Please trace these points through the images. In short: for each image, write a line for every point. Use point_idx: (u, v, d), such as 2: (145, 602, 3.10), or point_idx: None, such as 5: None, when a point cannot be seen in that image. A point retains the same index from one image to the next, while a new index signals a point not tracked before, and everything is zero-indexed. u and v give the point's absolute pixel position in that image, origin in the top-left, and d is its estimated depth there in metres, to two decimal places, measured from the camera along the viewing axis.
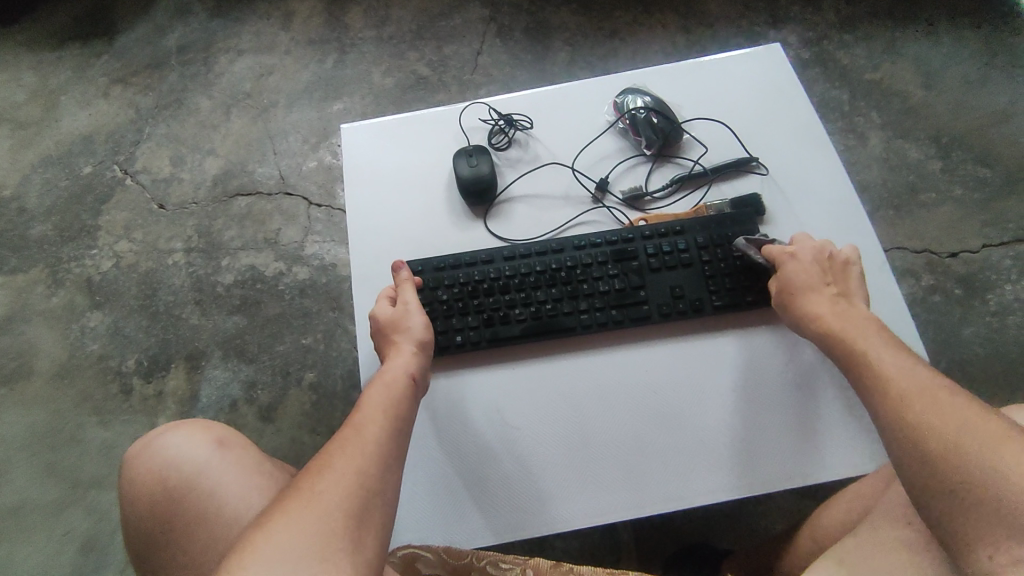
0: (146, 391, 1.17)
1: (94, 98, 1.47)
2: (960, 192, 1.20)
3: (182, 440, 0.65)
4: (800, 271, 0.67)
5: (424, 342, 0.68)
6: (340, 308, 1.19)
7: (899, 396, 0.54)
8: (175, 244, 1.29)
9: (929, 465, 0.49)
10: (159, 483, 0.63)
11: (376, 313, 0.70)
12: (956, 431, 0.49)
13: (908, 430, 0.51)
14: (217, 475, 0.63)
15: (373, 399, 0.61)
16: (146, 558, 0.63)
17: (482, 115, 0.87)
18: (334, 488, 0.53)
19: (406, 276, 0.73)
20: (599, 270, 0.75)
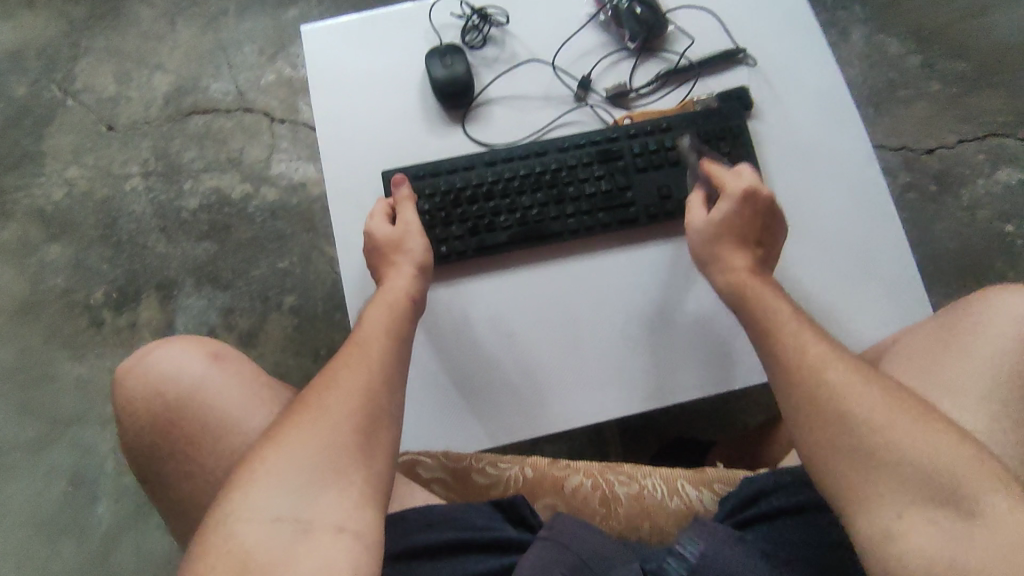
0: (119, 322, 1.14)
1: (17, 8, 1.33)
2: (938, 87, 1.18)
3: (176, 356, 0.62)
4: (728, 220, 0.64)
5: (425, 265, 0.66)
6: (315, 229, 1.15)
7: (812, 368, 0.55)
8: (131, 168, 1.21)
9: (844, 437, 0.51)
10: (153, 400, 0.61)
11: (374, 233, 0.66)
12: (877, 407, 0.51)
13: (824, 405, 0.53)
14: (215, 390, 0.61)
15: (373, 319, 0.59)
16: (148, 475, 0.61)
17: (454, 10, 0.81)
18: (340, 402, 0.52)
19: (407, 193, 0.69)
20: (584, 172, 0.72)
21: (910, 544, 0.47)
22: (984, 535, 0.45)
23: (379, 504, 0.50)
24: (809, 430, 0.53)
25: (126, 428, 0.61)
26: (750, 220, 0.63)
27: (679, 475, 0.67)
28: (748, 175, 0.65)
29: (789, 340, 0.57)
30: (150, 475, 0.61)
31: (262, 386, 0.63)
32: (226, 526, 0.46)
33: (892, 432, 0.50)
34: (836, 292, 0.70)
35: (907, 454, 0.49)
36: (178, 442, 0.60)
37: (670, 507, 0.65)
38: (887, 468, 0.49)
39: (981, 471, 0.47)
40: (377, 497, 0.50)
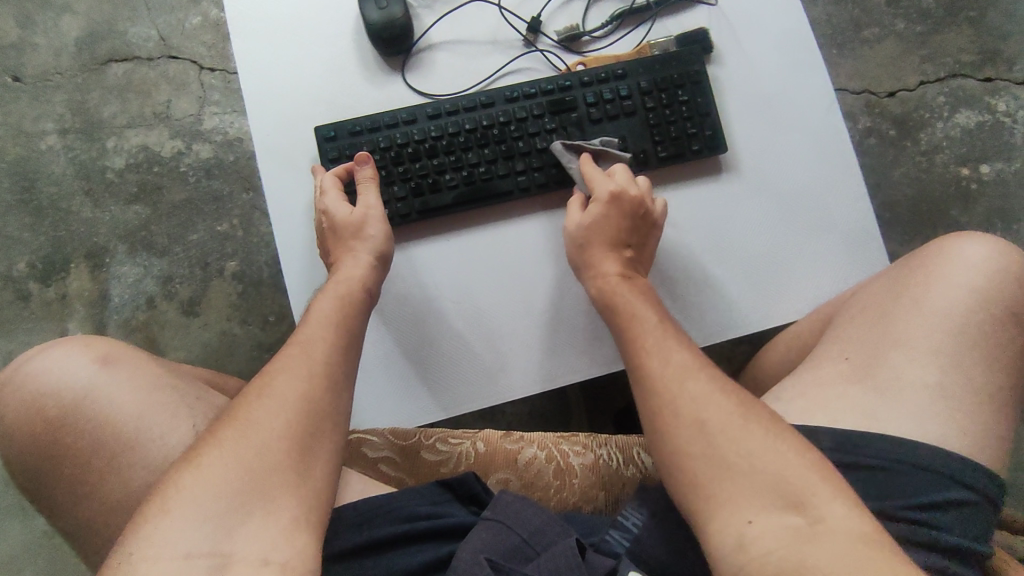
0: (47, 295, 1.06)
1: None
2: (902, 26, 1.14)
3: (56, 361, 0.57)
4: (597, 222, 0.62)
5: (385, 256, 0.63)
6: (256, 188, 1.08)
7: (671, 374, 0.52)
8: (45, 125, 1.10)
9: (700, 444, 0.49)
10: (36, 413, 0.55)
11: (334, 213, 0.61)
12: (730, 412, 0.50)
13: (682, 409, 0.50)
14: (105, 395, 0.56)
15: (322, 316, 0.56)
16: (39, 495, 0.56)
17: None
18: (276, 410, 0.49)
19: (372, 175, 0.64)
20: (535, 125, 0.67)
21: (759, 549, 0.44)
22: (828, 540, 0.43)
23: (318, 523, 0.47)
24: (669, 439, 0.50)
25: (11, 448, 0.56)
26: (616, 220, 0.62)
27: (635, 442, 0.66)
28: (619, 176, 0.64)
29: (657, 342, 0.55)
30: (42, 498, 0.56)
31: (161, 387, 0.58)
32: (135, 558, 0.41)
33: (742, 438, 0.48)
34: (800, 245, 0.68)
35: (758, 461, 0.47)
36: (68, 457, 0.55)
37: (626, 475, 0.65)
38: (740, 474, 0.47)
39: (826, 478, 0.46)
40: (316, 514, 0.46)
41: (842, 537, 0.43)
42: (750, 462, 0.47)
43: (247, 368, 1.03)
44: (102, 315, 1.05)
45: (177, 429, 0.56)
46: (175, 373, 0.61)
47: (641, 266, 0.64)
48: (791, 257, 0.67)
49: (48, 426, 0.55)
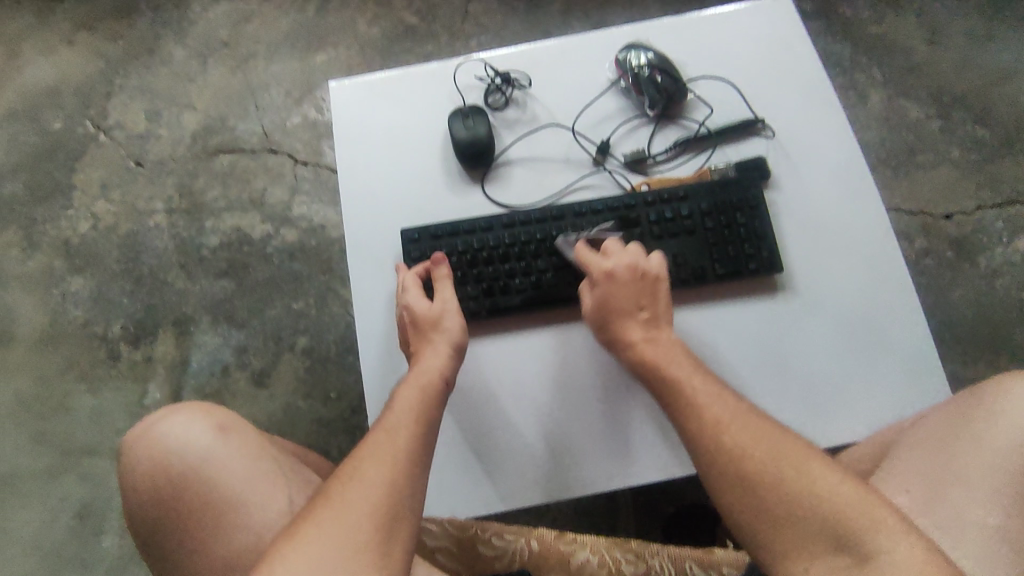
0: (135, 357, 1.15)
1: (58, 46, 1.39)
2: (958, 153, 1.18)
3: (183, 424, 0.63)
4: (608, 297, 0.67)
5: (461, 347, 0.66)
6: (331, 271, 1.17)
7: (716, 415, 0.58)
8: (155, 204, 1.24)
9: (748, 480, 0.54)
10: (160, 472, 0.61)
11: (414, 309, 0.67)
12: (771, 450, 0.55)
13: (728, 451, 0.56)
14: (223, 464, 0.61)
15: (404, 403, 0.60)
16: (148, 546, 0.61)
17: (479, 72, 0.84)
18: (356, 505, 0.52)
19: (444, 273, 0.70)
20: (601, 238, 0.73)
21: None
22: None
23: None
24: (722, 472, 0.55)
25: (132, 500, 0.61)
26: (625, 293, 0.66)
27: (689, 556, 0.66)
28: (615, 251, 0.69)
29: (686, 406, 0.60)
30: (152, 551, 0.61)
31: (267, 457, 0.63)
32: None
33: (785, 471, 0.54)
34: (858, 369, 0.69)
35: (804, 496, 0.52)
36: (181, 517, 0.60)
37: None
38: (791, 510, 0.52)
39: (867, 513, 0.50)
40: None
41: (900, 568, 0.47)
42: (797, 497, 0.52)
43: (305, 441, 1.07)
44: (181, 380, 1.13)
45: (276, 501, 0.60)
46: (278, 447, 0.66)
47: (663, 322, 0.67)
48: (846, 378, 0.69)
49: (170, 486, 0.60)
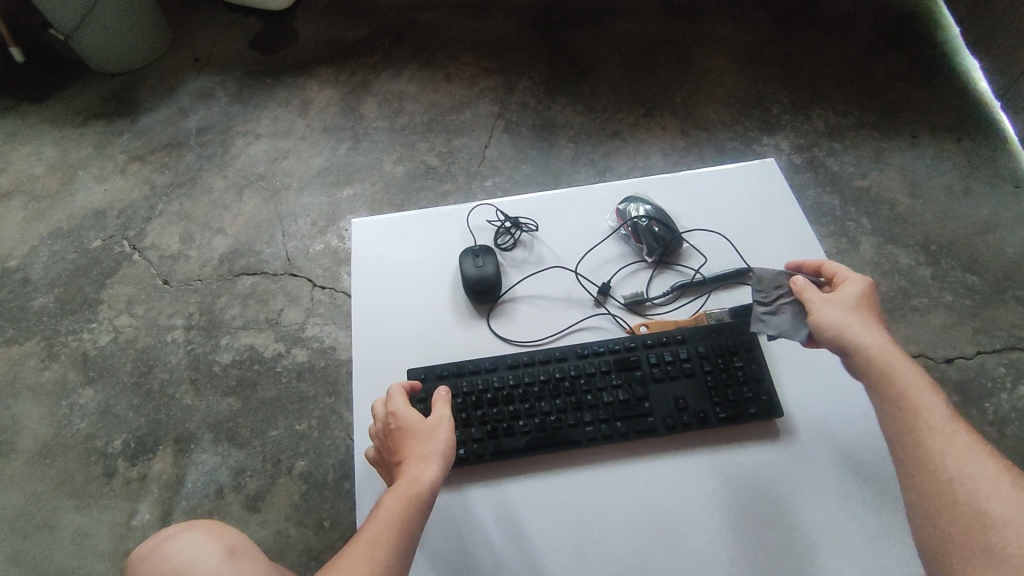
0: (130, 474, 1.13)
1: (111, 174, 1.53)
2: (951, 298, 1.22)
3: (194, 545, 0.57)
4: (848, 301, 0.65)
5: (449, 457, 0.64)
6: (337, 393, 1.18)
7: (939, 435, 0.54)
8: (176, 320, 1.29)
9: (945, 496, 0.52)
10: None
11: (403, 417, 0.65)
12: (987, 486, 0.51)
13: (936, 468, 0.53)
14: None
15: (383, 512, 0.58)
16: None
17: (489, 217, 0.91)
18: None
19: (445, 394, 0.70)
20: (601, 380, 0.75)
21: None
22: None
23: None
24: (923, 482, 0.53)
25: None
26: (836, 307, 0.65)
27: None
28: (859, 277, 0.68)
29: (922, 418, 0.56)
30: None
31: None
32: None
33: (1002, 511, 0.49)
34: (861, 520, 0.66)
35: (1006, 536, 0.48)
36: None
37: None
38: (980, 540, 0.49)
39: None
40: None
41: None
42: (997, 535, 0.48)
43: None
44: (173, 500, 1.10)
45: None
46: None
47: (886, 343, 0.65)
48: (849, 531, 0.65)
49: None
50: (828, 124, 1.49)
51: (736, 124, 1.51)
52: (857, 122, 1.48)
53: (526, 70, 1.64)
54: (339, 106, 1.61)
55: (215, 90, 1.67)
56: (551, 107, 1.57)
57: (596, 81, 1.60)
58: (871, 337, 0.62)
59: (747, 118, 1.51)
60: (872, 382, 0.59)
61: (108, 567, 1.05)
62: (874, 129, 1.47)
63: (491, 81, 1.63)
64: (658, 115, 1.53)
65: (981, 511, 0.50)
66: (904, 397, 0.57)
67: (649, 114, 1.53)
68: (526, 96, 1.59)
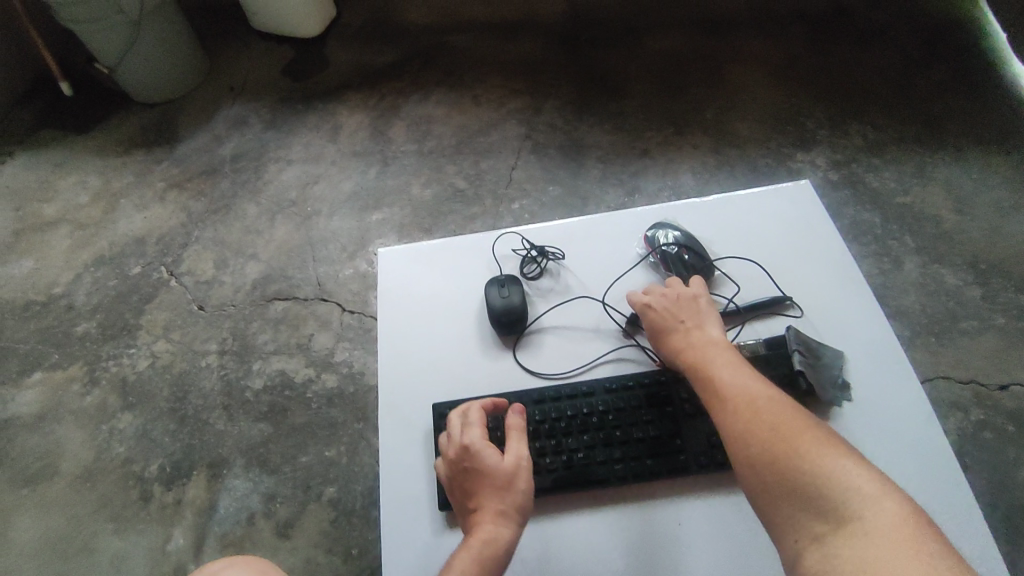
0: (165, 499, 1.14)
1: (151, 202, 1.58)
2: (1003, 320, 1.16)
3: None
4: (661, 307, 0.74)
5: (525, 510, 0.62)
6: (366, 419, 1.18)
7: (749, 402, 0.60)
8: (210, 345, 1.32)
9: (763, 457, 0.55)
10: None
11: (484, 461, 0.62)
12: (791, 430, 0.56)
13: (751, 432, 0.57)
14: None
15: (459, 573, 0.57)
16: None
17: (515, 245, 0.90)
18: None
19: (518, 424, 0.66)
20: (631, 415, 0.72)
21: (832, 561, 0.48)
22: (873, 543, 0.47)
23: None
24: (743, 454, 0.57)
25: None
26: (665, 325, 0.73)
27: None
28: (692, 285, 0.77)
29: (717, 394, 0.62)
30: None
31: None
32: None
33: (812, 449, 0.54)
34: None
35: (823, 471, 0.52)
36: None
37: None
38: (803, 486, 0.52)
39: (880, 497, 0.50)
40: None
41: (884, 532, 0.47)
42: (820, 471, 0.52)
43: None
44: (205, 526, 1.11)
45: None
46: None
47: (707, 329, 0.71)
48: None
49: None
50: (867, 138, 1.45)
51: (769, 140, 1.47)
52: (898, 136, 1.43)
53: (553, 91, 1.63)
54: (368, 131, 1.63)
55: (249, 118, 1.72)
56: (578, 127, 1.56)
57: (625, 99, 1.59)
58: (694, 340, 0.69)
59: (781, 134, 1.47)
60: (700, 380, 0.65)
61: None
62: (915, 142, 1.42)
63: (519, 102, 1.63)
64: (688, 132, 1.51)
65: (791, 457, 0.54)
66: (721, 382, 0.63)
67: (679, 132, 1.51)
68: (554, 116, 1.59)
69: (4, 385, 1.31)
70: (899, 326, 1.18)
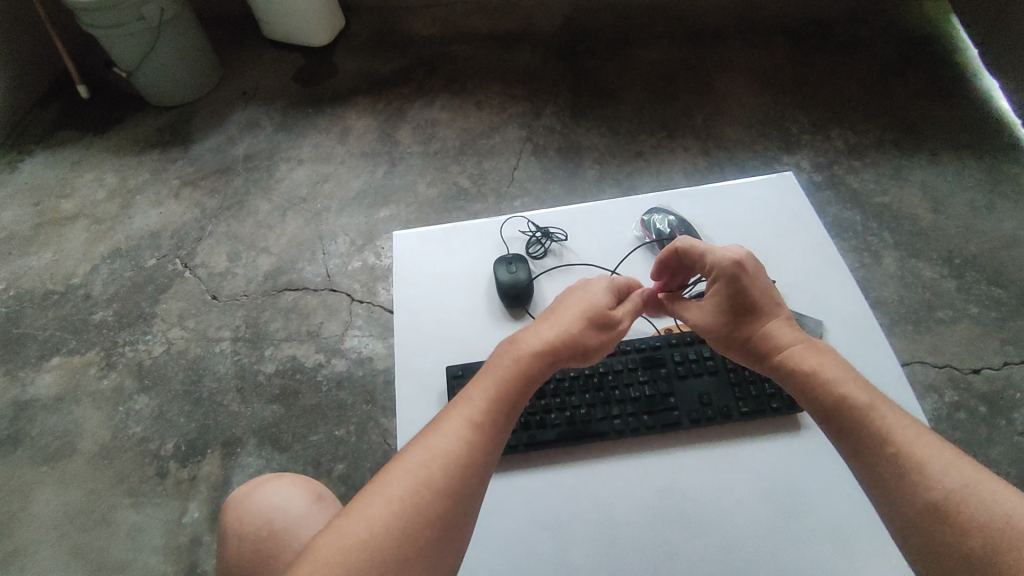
0: (181, 475, 1.19)
1: (165, 198, 1.65)
2: (976, 310, 1.23)
3: (278, 492, 0.73)
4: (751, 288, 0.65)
5: (585, 336, 0.63)
6: (374, 401, 1.24)
7: (898, 435, 0.53)
8: (224, 333, 1.37)
9: (933, 506, 0.49)
10: (251, 532, 0.70)
11: (568, 296, 0.67)
12: (960, 476, 0.49)
13: (917, 477, 0.50)
14: (304, 532, 0.69)
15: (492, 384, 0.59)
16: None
17: (521, 228, 0.97)
18: (397, 489, 0.53)
19: (618, 281, 0.70)
20: (628, 377, 0.80)
21: None
22: None
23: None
24: (907, 500, 0.50)
25: (223, 556, 0.71)
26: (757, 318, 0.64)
27: None
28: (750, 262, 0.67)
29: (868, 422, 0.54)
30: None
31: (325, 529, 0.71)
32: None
33: (990, 500, 0.48)
34: (874, 515, 0.69)
35: (1006, 528, 0.46)
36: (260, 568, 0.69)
37: None
38: (987, 546, 0.46)
39: None
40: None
41: None
42: (1006, 529, 0.46)
43: None
44: (220, 500, 1.16)
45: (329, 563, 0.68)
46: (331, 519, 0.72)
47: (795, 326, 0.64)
48: (864, 519, 0.68)
49: (255, 548, 0.69)
50: (848, 143, 1.53)
51: (756, 144, 1.56)
52: (877, 141, 1.52)
53: (552, 97, 1.72)
54: (376, 133, 1.71)
55: (260, 121, 1.79)
56: (576, 131, 1.64)
57: (620, 106, 1.68)
58: (808, 346, 0.61)
59: (768, 138, 1.56)
60: (821, 396, 0.57)
61: (161, 561, 1.11)
62: (894, 147, 1.50)
63: (519, 107, 1.71)
64: (680, 136, 1.59)
65: (971, 511, 0.47)
66: (861, 404, 0.55)
67: (671, 136, 1.59)
68: (553, 121, 1.67)
69: (24, 370, 1.36)
70: (879, 314, 1.25)
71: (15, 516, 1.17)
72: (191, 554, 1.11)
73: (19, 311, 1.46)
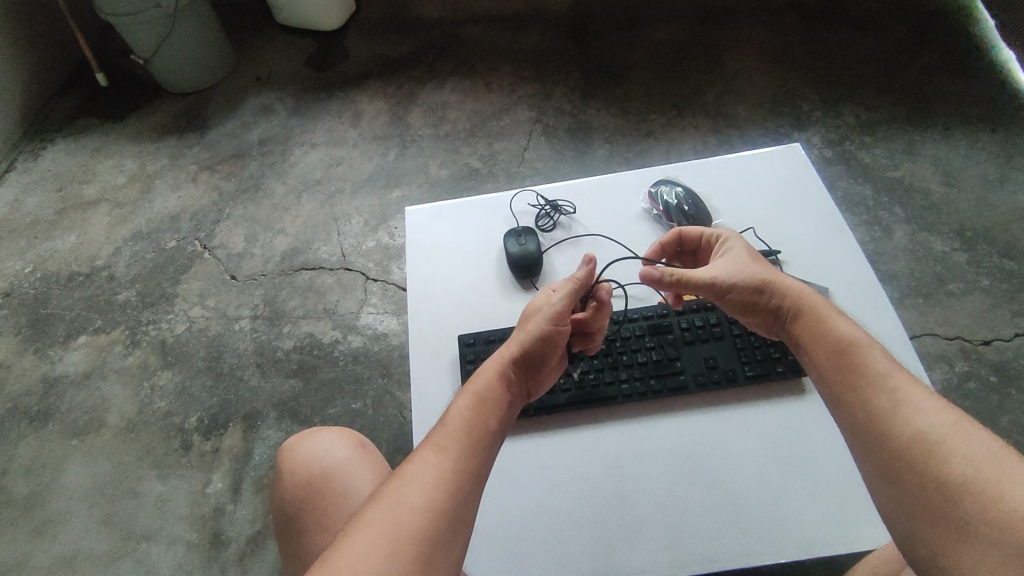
0: (204, 447, 1.23)
1: (184, 182, 1.68)
2: (988, 283, 1.23)
3: (328, 437, 0.79)
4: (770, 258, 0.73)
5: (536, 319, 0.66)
6: (389, 375, 1.27)
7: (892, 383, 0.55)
8: (243, 311, 1.41)
9: (913, 461, 0.49)
10: (301, 476, 0.76)
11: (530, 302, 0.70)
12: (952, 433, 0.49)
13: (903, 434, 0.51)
14: (350, 474, 0.75)
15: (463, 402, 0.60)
16: (295, 521, 0.75)
17: (531, 201, 0.99)
18: (414, 492, 0.53)
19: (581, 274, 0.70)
20: (635, 343, 0.82)
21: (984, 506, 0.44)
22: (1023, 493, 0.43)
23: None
24: (889, 453, 0.51)
25: (279, 496, 0.78)
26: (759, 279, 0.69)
27: None
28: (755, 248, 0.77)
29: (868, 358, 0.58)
30: (283, 545, 0.77)
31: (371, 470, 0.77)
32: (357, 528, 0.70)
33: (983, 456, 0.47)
34: None
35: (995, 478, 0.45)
36: (311, 502, 0.74)
37: None
38: (966, 497, 0.45)
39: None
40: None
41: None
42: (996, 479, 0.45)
43: None
44: (242, 471, 1.20)
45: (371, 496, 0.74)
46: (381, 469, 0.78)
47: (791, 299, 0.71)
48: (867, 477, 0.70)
49: (305, 490, 0.75)
50: (860, 118, 1.53)
51: (767, 121, 1.56)
52: (889, 116, 1.51)
53: (562, 78, 1.73)
54: (387, 116, 1.73)
55: (274, 105, 1.82)
56: (586, 111, 1.65)
57: (630, 85, 1.68)
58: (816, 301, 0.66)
59: (777, 115, 1.56)
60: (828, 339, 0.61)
61: (187, 529, 1.15)
62: (907, 122, 1.50)
63: (529, 88, 1.72)
64: (690, 115, 1.59)
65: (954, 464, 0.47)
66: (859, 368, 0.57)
67: (681, 115, 1.60)
68: (562, 101, 1.68)
69: (53, 348, 1.41)
70: (890, 288, 1.25)
71: (48, 487, 1.22)
72: (216, 522, 1.15)
73: (46, 293, 1.51)
